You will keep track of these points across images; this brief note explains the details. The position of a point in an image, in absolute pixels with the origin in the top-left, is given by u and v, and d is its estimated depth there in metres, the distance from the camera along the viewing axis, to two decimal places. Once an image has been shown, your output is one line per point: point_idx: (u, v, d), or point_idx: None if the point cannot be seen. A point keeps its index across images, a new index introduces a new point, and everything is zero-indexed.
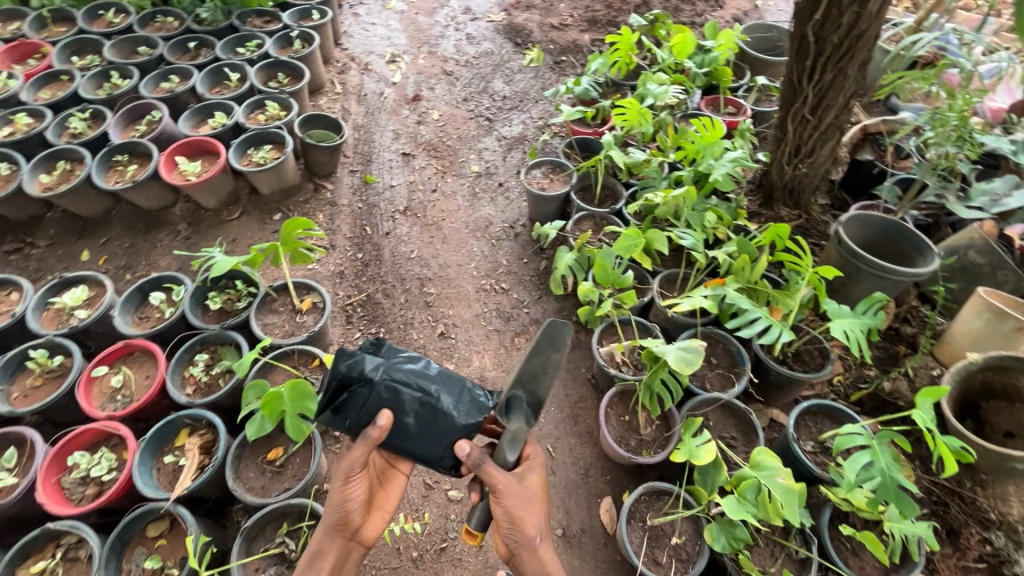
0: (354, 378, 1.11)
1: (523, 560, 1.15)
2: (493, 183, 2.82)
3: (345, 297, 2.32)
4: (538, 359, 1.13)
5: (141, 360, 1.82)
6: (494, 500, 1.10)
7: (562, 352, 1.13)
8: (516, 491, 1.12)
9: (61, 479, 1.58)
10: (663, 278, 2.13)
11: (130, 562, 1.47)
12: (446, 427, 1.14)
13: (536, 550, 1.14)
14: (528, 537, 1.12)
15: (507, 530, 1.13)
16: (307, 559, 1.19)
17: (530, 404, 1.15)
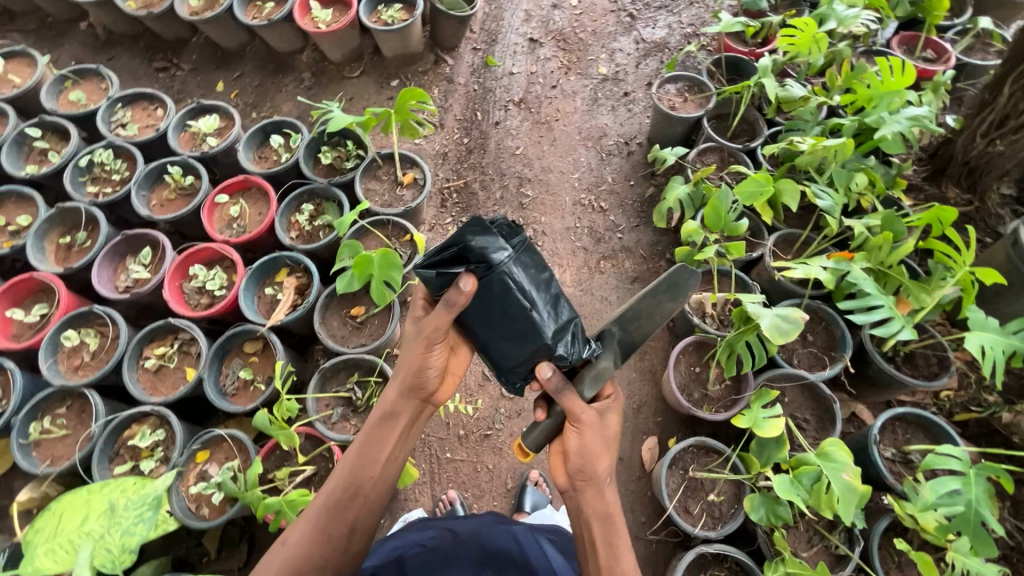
0: (477, 255, 1.01)
1: (583, 497, 1.02)
2: (619, 90, 2.57)
3: (444, 179, 2.32)
4: (650, 301, 1.11)
5: (257, 196, 1.96)
6: (573, 429, 1.02)
7: (675, 303, 1.12)
8: (597, 427, 1.04)
9: (183, 285, 1.81)
10: (781, 237, 1.92)
11: (229, 367, 1.70)
12: (534, 347, 1.05)
13: (602, 492, 1.02)
14: (598, 475, 1.01)
15: (576, 463, 1.02)
16: (378, 416, 1.15)
17: (621, 343, 1.13)
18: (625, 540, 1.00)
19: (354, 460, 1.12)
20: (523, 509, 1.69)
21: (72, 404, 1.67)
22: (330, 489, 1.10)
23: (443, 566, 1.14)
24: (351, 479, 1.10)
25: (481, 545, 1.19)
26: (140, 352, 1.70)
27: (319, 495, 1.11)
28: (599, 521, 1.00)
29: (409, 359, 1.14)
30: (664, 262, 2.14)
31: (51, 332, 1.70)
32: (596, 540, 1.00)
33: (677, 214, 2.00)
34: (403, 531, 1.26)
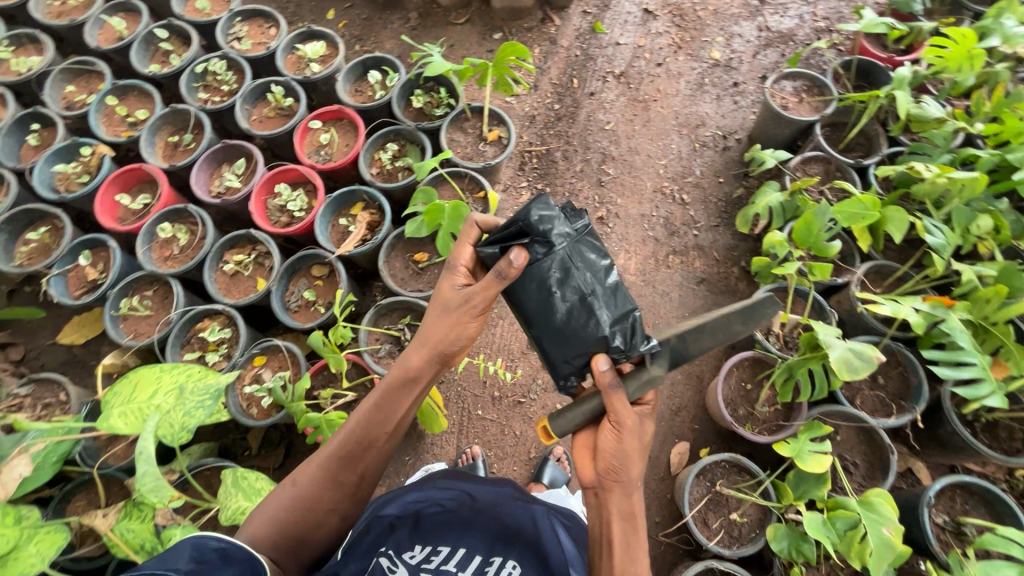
0: (537, 235, 1.04)
1: (608, 498, 0.99)
2: (729, 79, 2.40)
3: (527, 143, 2.28)
4: (722, 316, 1.07)
5: (347, 128, 2.01)
6: (611, 428, 0.99)
7: (744, 327, 1.09)
8: (636, 431, 1.00)
9: (267, 201, 1.91)
10: (875, 268, 1.76)
11: (295, 286, 1.81)
12: (589, 336, 1.04)
13: (628, 495, 0.98)
14: (628, 479, 0.98)
15: (609, 462, 0.98)
16: (400, 377, 1.13)
17: (673, 354, 1.06)
18: (642, 548, 0.96)
19: (365, 416, 1.13)
20: (541, 480, 1.71)
21: (158, 290, 1.83)
22: (340, 439, 1.13)
23: (457, 527, 1.12)
24: (359, 434, 1.13)
25: (497, 513, 1.17)
26: (221, 255, 1.84)
27: (332, 441, 1.14)
28: (621, 523, 0.97)
29: (441, 321, 1.12)
30: (736, 269, 2.04)
31: (150, 221, 1.86)
32: (613, 545, 0.96)
33: (763, 222, 1.88)
34: (424, 484, 1.25)
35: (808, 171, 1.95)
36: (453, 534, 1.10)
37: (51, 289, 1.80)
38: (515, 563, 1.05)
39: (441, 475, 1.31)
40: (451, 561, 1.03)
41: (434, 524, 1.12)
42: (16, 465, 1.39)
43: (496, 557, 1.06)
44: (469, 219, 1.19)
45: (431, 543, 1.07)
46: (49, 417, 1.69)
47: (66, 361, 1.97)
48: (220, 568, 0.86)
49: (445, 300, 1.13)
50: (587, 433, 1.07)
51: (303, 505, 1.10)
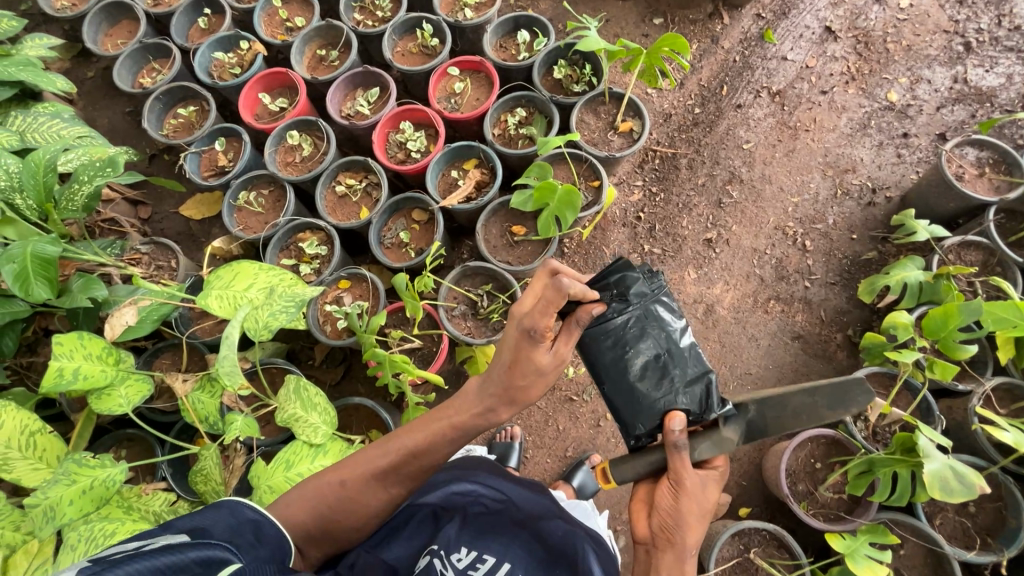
0: (615, 294, 1.15)
1: (659, 558, 1.00)
2: (899, 128, 2.14)
3: (655, 141, 2.16)
4: (805, 399, 1.06)
5: (482, 82, 1.98)
6: (670, 485, 1.01)
7: (833, 413, 1.05)
8: (696, 496, 1.01)
9: (389, 134, 1.95)
10: (1008, 386, 1.54)
11: (393, 224, 1.85)
12: (661, 393, 1.10)
13: (679, 563, 0.98)
14: (682, 543, 0.99)
15: (665, 523, 1.00)
16: (470, 420, 1.04)
17: (750, 426, 1.08)
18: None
19: (425, 439, 1.05)
20: (570, 480, 1.68)
21: (273, 191, 1.94)
22: (394, 452, 1.05)
23: (501, 534, 1.07)
24: (411, 459, 1.05)
25: (534, 529, 1.10)
26: (336, 176, 1.90)
27: (384, 447, 1.07)
28: None
29: (525, 376, 1.01)
30: (840, 336, 1.87)
31: (282, 126, 1.95)
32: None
33: (891, 298, 1.69)
34: (469, 476, 1.19)
35: (965, 256, 1.72)
36: (500, 545, 1.04)
37: (186, 165, 1.96)
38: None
39: (488, 463, 1.27)
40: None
41: (480, 528, 1.08)
42: (124, 313, 1.62)
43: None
44: (563, 287, 0.92)
45: (478, 548, 1.02)
46: (158, 279, 1.86)
47: (181, 232, 2.16)
48: (253, 545, 0.88)
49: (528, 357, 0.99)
50: (645, 487, 1.11)
51: (342, 505, 1.05)
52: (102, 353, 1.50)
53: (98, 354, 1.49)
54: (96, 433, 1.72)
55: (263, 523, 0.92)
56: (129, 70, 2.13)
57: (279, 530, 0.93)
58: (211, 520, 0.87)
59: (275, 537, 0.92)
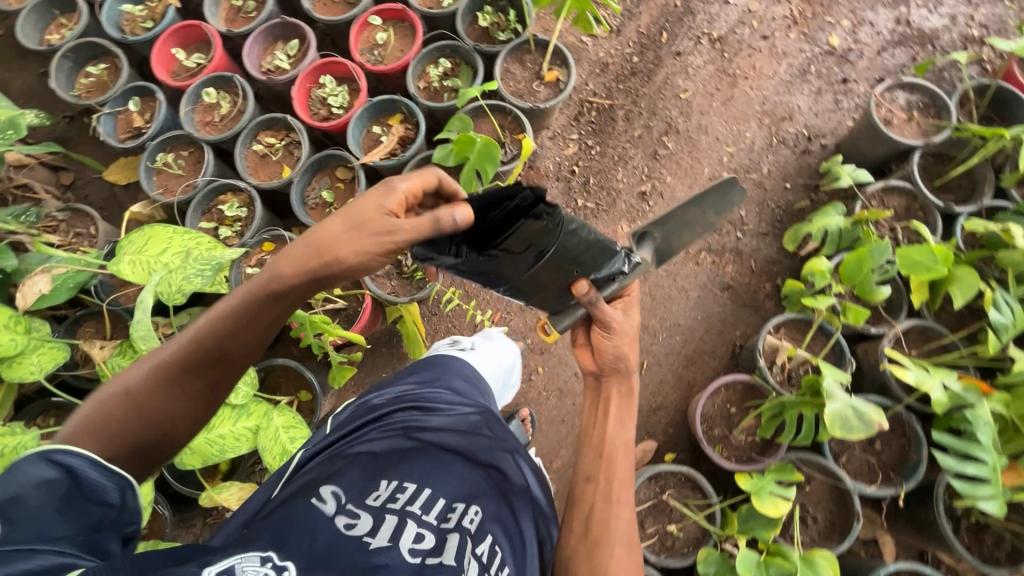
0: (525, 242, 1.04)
1: (610, 384, 1.11)
2: (839, 73, 2.10)
3: (591, 92, 2.10)
4: (689, 213, 1.14)
5: (406, 32, 1.90)
6: (602, 328, 1.08)
7: (717, 216, 1.15)
8: (624, 323, 1.10)
9: (311, 90, 1.88)
10: (919, 329, 1.58)
11: (317, 184, 1.81)
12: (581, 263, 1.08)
13: (626, 380, 1.12)
14: (626, 371, 1.11)
15: (610, 360, 1.10)
16: (268, 294, 1.01)
17: (658, 250, 1.15)
18: (626, 429, 1.08)
19: (210, 325, 0.99)
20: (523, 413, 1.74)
21: (192, 153, 1.87)
22: (176, 346, 0.98)
23: (415, 460, 1.09)
24: (213, 336, 0.98)
25: (453, 444, 1.15)
26: (255, 136, 1.85)
27: (164, 347, 1.00)
28: (619, 399, 1.11)
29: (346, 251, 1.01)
30: (768, 285, 1.88)
31: (197, 83, 1.87)
32: (609, 414, 1.10)
33: (814, 245, 1.69)
34: (392, 409, 1.20)
35: (889, 201, 1.71)
36: (418, 471, 1.07)
37: (101, 127, 1.88)
38: (477, 509, 1.04)
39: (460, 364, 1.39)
40: (416, 502, 1.00)
41: (392, 457, 1.09)
42: (36, 281, 1.56)
43: (458, 503, 1.04)
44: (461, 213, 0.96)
45: (395, 479, 1.05)
46: (77, 246, 1.81)
47: (107, 199, 2.09)
48: (83, 509, 0.76)
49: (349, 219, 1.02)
50: (582, 329, 1.17)
51: (134, 408, 0.94)
52: (10, 321, 1.47)
53: (5, 323, 1.46)
54: (23, 402, 1.72)
55: (95, 477, 0.79)
56: (34, 26, 2.00)
57: (117, 480, 0.80)
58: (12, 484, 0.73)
59: (112, 489, 0.80)
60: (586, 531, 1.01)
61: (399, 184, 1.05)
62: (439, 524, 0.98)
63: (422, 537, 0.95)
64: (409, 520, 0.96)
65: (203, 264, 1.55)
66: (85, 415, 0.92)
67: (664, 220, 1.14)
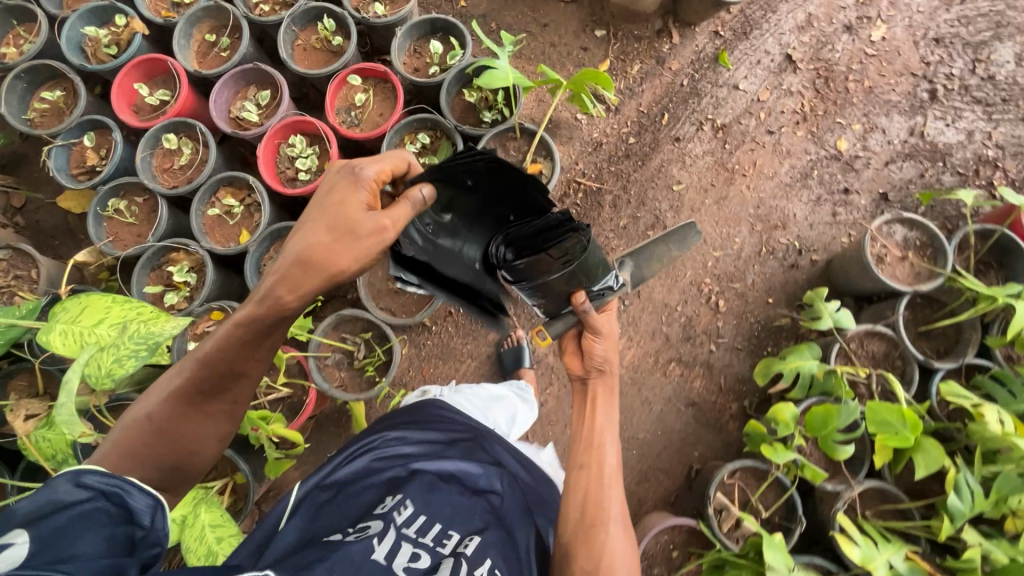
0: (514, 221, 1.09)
1: (597, 390, 1.15)
2: (841, 182, 1.99)
3: (580, 172, 1.99)
4: (657, 247, 1.33)
5: (388, 95, 1.78)
6: (592, 338, 1.15)
7: (680, 253, 1.32)
8: (611, 334, 1.18)
9: (279, 146, 1.77)
10: (877, 489, 1.52)
11: (275, 252, 1.71)
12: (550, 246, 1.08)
13: (610, 382, 1.15)
14: (611, 375, 1.16)
15: (596, 364, 1.15)
16: (268, 312, 1.00)
17: (633, 273, 1.31)
18: (609, 408, 1.13)
19: (215, 342, 1.00)
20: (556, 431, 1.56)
21: (147, 201, 1.76)
22: (184, 367, 1.00)
23: (420, 482, 1.11)
24: (229, 360, 1.00)
25: (456, 468, 1.17)
26: (216, 192, 1.73)
27: (176, 368, 1.02)
28: (604, 395, 1.14)
29: (331, 250, 0.99)
30: (734, 406, 1.81)
31: (156, 127, 1.74)
32: (596, 414, 1.12)
33: (784, 384, 1.62)
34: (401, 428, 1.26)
35: (868, 346, 1.63)
36: (421, 494, 1.08)
37: (51, 162, 1.75)
38: (475, 536, 1.03)
39: (436, 403, 1.38)
40: (412, 524, 1.00)
41: (399, 481, 1.12)
42: None
43: (455, 531, 1.03)
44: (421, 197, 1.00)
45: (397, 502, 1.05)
46: (15, 290, 1.71)
47: (59, 227, 1.98)
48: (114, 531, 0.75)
49: (348, 224, 1.00)
50: (570, 338, 1.23)
51: (161, 434, 0.97)
52: None
53: None
54: None
55: (127, 499, 0.78)
56: None
57: (151, 498, 0.79)
58: (43, 503, 0.72)
59: (144, 510, 0.79)
60: (585, 517, 1.02)
61: (366, 172, 1.03)
62: (436, 546, 0.98)
63: (419, 556, 0.95)
64: (404, 541, 0.96)
65: (139, 342, 1.43)
66: (112, 442, 0.95)
67: (637, 253, 1.33)
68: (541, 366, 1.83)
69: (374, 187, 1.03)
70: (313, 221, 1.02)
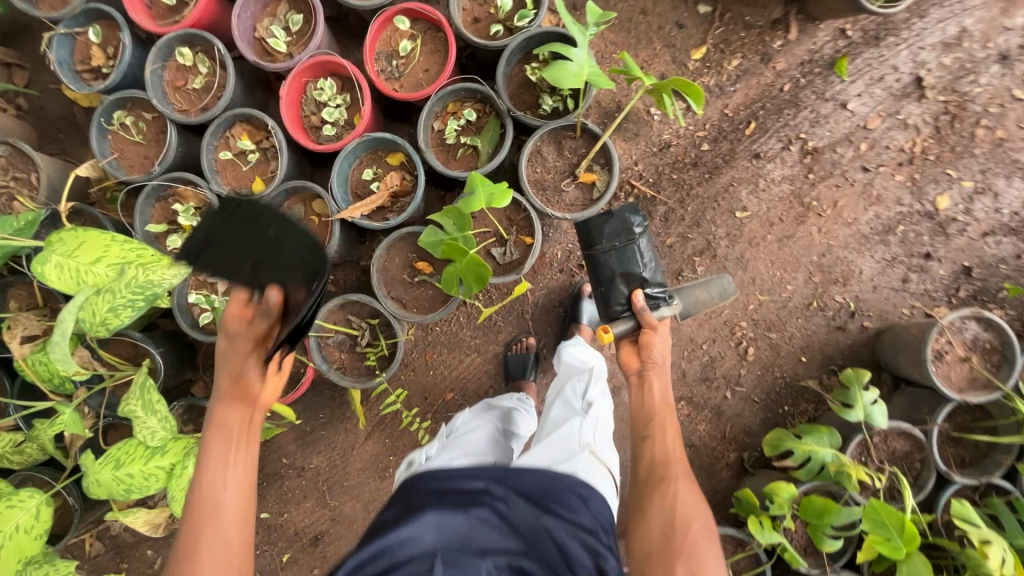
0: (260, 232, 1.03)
1: (653, 378, 1.22)
2: (925, 245, 1.74)
3: (637, 174, 1.75)
4: (693, 292, 1.29)
5: (438, 47, 1.51)
6: (654, 331, 1.24)
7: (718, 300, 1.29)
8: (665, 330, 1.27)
9: (307, 86, 1.56)
10: None
11: (288, 210, 1.57)
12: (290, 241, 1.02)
13: (662, 373, 1.23)
14: (663, 363, 1.23)
15: (654, 353, 1.23)
16: (221, 458, 0.97)
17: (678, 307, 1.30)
18: (666, 386, 1.21)
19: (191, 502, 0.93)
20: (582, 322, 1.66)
21: (157, 119, 1.58)
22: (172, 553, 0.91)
23: None
24: (195, 498, 0.93)
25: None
26: (231, 128, 1.56)
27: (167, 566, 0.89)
28: (658, 376, 1.22)
29: (236, 371, 1.01)
30: (732, 455, 1.76)
31: (168, 37, 1.52)
32: (654, 394, 1.20)
33: (790, 461, 1.55)
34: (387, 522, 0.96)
35: (891, 441, 1.54)
36: None
37: (53, 52, 1.54)
38: None
39: (422, 478, 1.08)
40: None
41: None
42: None
43: None
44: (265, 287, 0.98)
45: None
46: (15, 192, 1.60)
47: (64, 118, 1.81)
48: None
49: (227, 352, 1.02)
50: (624, 345, 1.28)
51: None
52: None
53: None
54: None
55: None
56: None
57: None
58: None
59: None
60: (651, 482, 1.07)
61: (231, 313, 1.03)
62: None
63: None
64: None
65: (136, 290, 1.37)
66: None
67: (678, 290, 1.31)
68: (546, 375, 1.76)
69: (244, 315, 1.02)
70: (217, 363, 1.03)
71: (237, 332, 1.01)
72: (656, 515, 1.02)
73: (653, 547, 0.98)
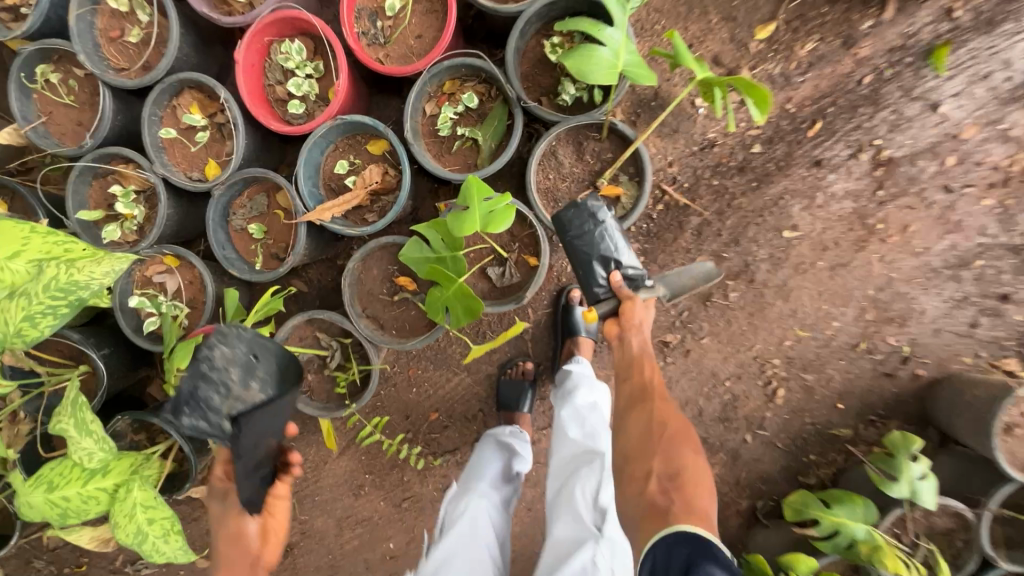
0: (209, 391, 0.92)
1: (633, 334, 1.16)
2: (1006, 285, 1.46)
3: (670, 178, 1.46)
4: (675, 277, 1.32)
5: (437, 9, 1.20)
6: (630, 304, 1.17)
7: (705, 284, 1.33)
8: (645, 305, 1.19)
9: (271, 47, 1.26)
10: None
11: (249, 201, 1.32)
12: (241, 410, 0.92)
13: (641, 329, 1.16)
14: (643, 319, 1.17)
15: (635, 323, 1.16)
16: None
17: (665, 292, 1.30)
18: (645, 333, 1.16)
19: None
20: (581, 334, 1.41)
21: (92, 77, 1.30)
22: None
23: None
24: None
25: None
26: (179, 96, 1.28)
27: None
28: (639, 339, 1.15)
29: (238, 529, 1.04)
30: (745, 503, 1.57)
31: None
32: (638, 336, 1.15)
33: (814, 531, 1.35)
34: None
35: (933, 517, 1.34)
36: None
37: None
38: None
39: None
40: None
41: None
42: None
43: None
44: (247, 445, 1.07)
45: None
46: None
47: None
48: None
49: (216, 514, 1.06)
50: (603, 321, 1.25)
51: None
52: None
53: None
54: None
55: None
56: None
57: None
58: None
59: None
60: (631, 405, 1.10)
61: (217, 474, 1.08)
62: None
63: None
64: None
65: (55, 292, 1.06)
66: None
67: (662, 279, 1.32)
68: (542, 403, 1.55)
69: (227, 476, 1.08)
70: (214, 520, 1.06)
71: (219, 493, 1.07)
72: (634, 425, 1.07)
73: (630, 449, 1.04)
